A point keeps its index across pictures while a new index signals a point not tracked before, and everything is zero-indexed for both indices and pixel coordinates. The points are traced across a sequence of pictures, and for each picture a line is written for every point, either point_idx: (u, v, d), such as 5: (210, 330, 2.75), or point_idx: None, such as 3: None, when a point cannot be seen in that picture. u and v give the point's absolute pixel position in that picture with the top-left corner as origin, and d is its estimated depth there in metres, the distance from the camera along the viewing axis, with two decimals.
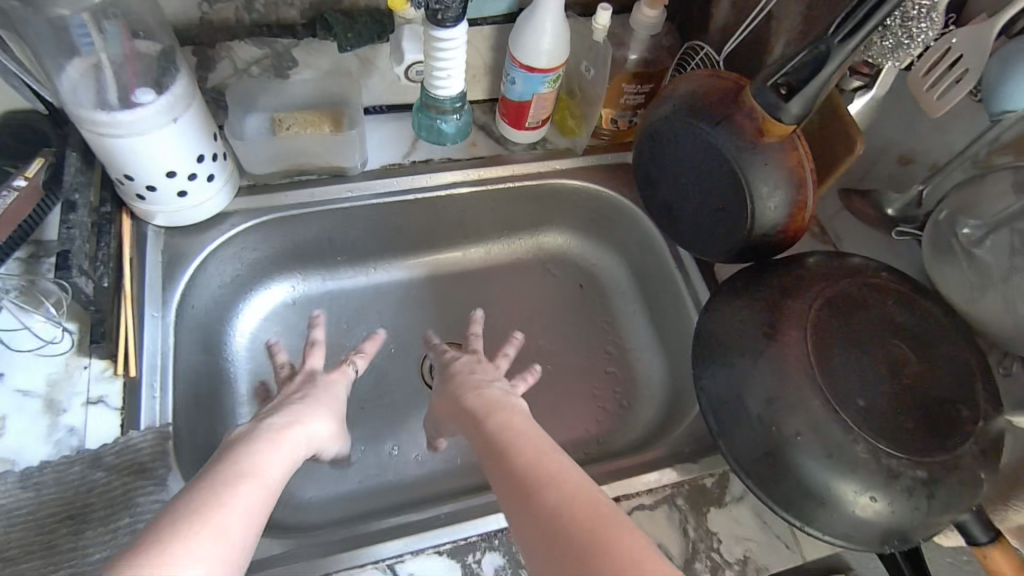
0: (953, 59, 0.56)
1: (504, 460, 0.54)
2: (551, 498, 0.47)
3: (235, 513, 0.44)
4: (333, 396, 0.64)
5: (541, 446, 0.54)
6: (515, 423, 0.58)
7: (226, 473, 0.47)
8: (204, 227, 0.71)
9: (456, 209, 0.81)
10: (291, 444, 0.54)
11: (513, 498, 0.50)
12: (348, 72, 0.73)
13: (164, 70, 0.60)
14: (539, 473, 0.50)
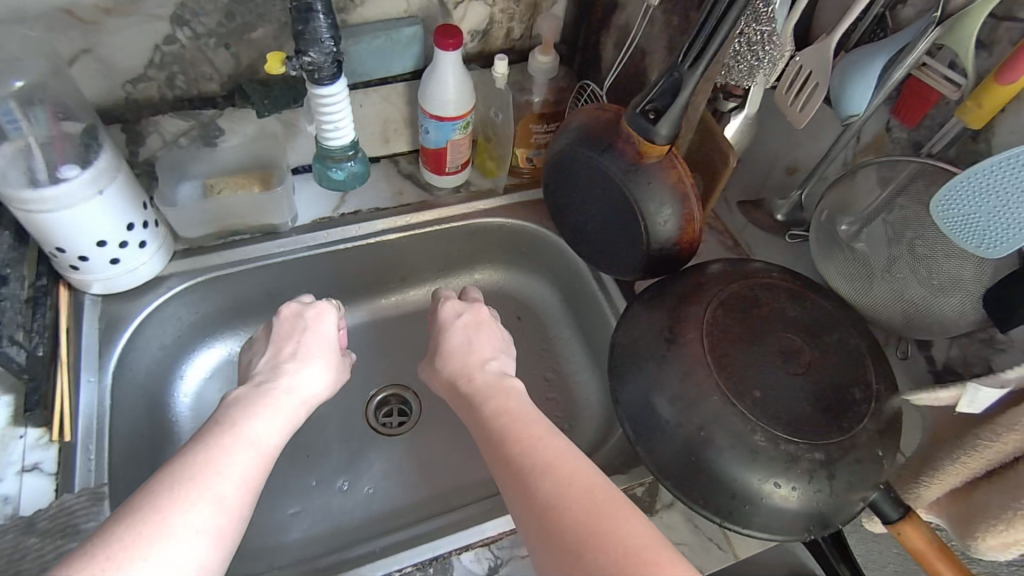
0: (806, 75, 0.62)
1: (504, 427, 0.57)
2: (548, 489, 0.50)
3: (226, 480, 0.48)
4: (320, 346, 0.65)
5: (531, 429, 0.56)
6: (511, 406, 0.60)
7: (220, 436, 0.51)
8: (141, 291, 0.74)
9: (389, 255, 0.85)
10: (285, 408, 0.57)
11: (508, 464, 0.54)
12: (273, 134, 0.79)
13: (88, 145, 0.64)
14: (535, 454, 0.53)
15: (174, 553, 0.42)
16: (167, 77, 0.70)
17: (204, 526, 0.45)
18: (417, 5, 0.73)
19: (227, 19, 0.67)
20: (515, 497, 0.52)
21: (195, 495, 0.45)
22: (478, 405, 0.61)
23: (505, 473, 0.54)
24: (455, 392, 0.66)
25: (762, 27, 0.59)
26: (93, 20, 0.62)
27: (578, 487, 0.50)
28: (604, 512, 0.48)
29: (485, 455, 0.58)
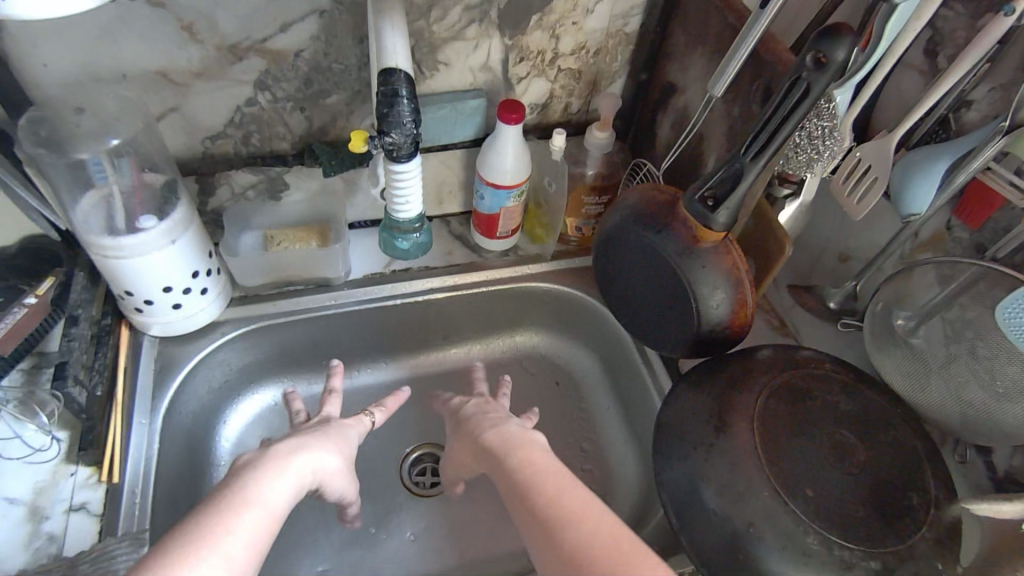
0: (864, 170, 0.63)
1: (536, 496, 0.55)
2: (575, 534, 0.50)
3: (230, 547, 0.48)
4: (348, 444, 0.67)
5: (559, 482, 0.56)
6: (535, 457, 0.60)
7: (230, 501, 0.51)
8: (197, 336, 0.76)
9: (433, 314, 0.86)
10: (294, 471, 0.58)
11: (543, 531, 0.52)
12: (335, 192, 0.82)
13: (167, 199, 0.68)
14: (577, 526, 0.51)
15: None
16: (244, 135, 0.73)
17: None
18: (483, 79, 0.76)
19: (305, 86, 0.71)
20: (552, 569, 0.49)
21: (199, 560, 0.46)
22: (505, 462, 0.61)
23: (539, 543, 0.52)
24: (484, 455, 0.65)
25: (824, 122, 0.61)
26: (184, 82, 0.66)
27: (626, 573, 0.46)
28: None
29: (511, 508, 0.57)
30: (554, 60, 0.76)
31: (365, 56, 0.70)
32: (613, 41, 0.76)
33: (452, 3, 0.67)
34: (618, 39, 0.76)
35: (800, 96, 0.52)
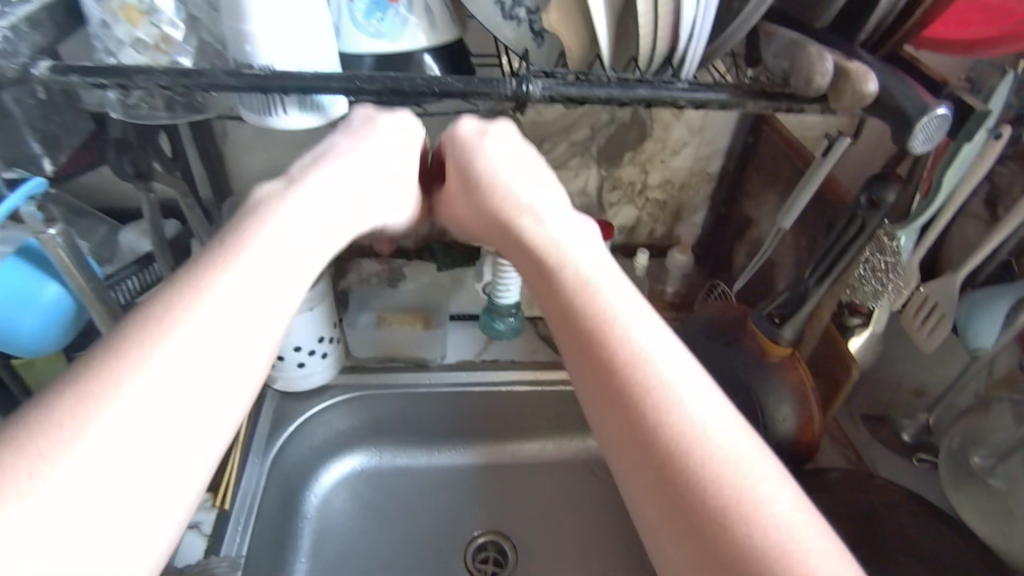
0: (931, 305, 0.67)
1: (607, 339, 0.39)
2: (670, 430, 0.35)
3: (228, 333, 0.36)
4: (367, 157, 0.52)
5: (652, 339, 0.39)
6: (598, 280, 0.42)
7: (199, 269, 0.38)
8: (311, 396, 0.88)
9: (513, 404, 0.93)
10: (303, 223, 0.44)
11: (614, 397, 0.37)
12: (442, 286, 0.95)
13: (313, 273, 0.82)
14: (666, 399, 0.36)
15: (178, 419, 0.32)
16: (378, 231, 0.90)
17: (205, 400, 0.34)
18: (579, 202, 0.89)
19: None
20: (614, 442, 0.37)
21: (184, 347, 0.34)
22: (562, 279, 0.43)
23: (600, 409, 0.38)
24: (535, 262, 0.46)
25: (886, 257, 0.66)
26: None
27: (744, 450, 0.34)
28: (761, 504, 0.32)
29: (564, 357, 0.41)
30: (643, 191, 0.88)
31: None
32: (697, 178, 0.87)
33: (560, 140, 0.81)
34: (701, 176, 0.88)
35: (856, 230, 0.59)
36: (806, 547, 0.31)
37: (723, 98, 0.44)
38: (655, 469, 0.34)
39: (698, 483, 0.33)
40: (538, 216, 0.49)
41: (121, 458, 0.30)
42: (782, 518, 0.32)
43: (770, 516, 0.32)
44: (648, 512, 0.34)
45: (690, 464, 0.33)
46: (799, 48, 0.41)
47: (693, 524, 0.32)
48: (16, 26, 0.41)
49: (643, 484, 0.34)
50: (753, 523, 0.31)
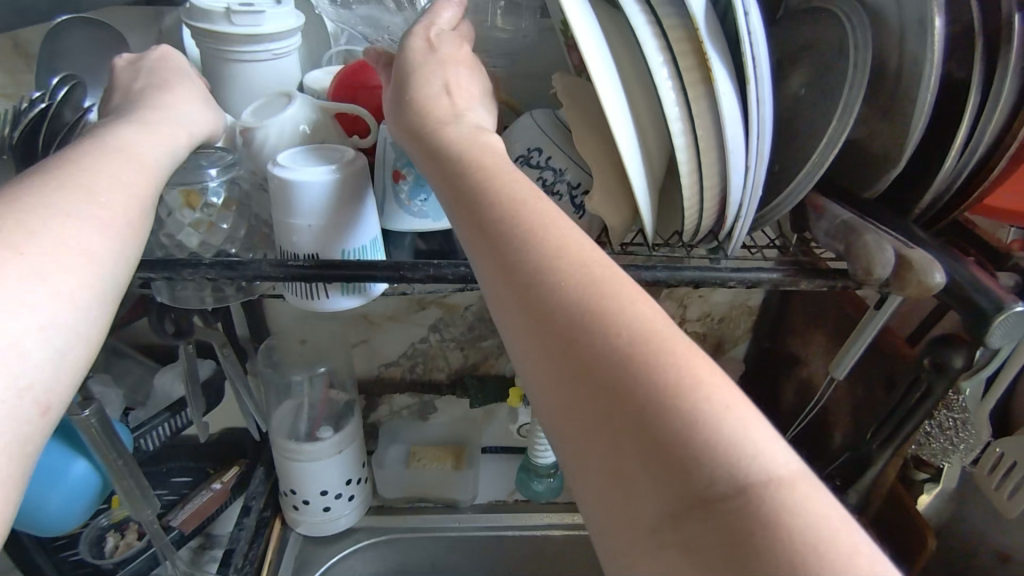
0: (1010, 463, 0.62)
1: (531, 263, 0.30)
2: (689, 432, 0.24)
3: (57, 256, 0.31)
4: (184, 106, 0.44)
5: (610, 302, 0.28)
6: (549, 231, 0.32)
7: (47, 181, 0.34)
8: (336, 539, 0.83)
9: (550, 551, 0.86)
10: (142, 144, 0.39)
11: (544, 336, 0.28)
12: (474, 420, 0.91)
13: (342, 414, 0.80)
14: (615, 328, 0.27)
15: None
16: (411, 364, 0.89)
17: (29, 320, 0.29)
18: None
19: (468, 330, 0.86)
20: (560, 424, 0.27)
21: (0, 270, 0.29)
22: (478, 196, 0.34)
23: (520, 357, 0.30)
24: (450, 179, 0.36)
25: (954, 413, 0.61)
26: (378, 322, 0.85)
27: (713, 389, 0.25)
28: (746, 466, 0.23)
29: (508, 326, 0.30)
30: (681, 324, 0.86)
31: None
32: (737, 312, 0.86)
33: None
34: (741, 310, 0.86)
35: (920, 394, 0.55)
36: (816, 513, 0.23)
37: (777, 278, 0.42)
38: (596, 434, 0.26)
39: (660, 440, 0.24)
40: (465, 130, 0.39)
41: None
42: (777, 478, 0.23)
43: (754, 474, 0.23)
44: (590, 482, 0.26)
45: (648, 415, 0.24)
46: (855, 234, 0.39)
47: (660, 500, 0.24)
48: None
49: (584, 452, 0.26)
50: (737, 490, 0.23)
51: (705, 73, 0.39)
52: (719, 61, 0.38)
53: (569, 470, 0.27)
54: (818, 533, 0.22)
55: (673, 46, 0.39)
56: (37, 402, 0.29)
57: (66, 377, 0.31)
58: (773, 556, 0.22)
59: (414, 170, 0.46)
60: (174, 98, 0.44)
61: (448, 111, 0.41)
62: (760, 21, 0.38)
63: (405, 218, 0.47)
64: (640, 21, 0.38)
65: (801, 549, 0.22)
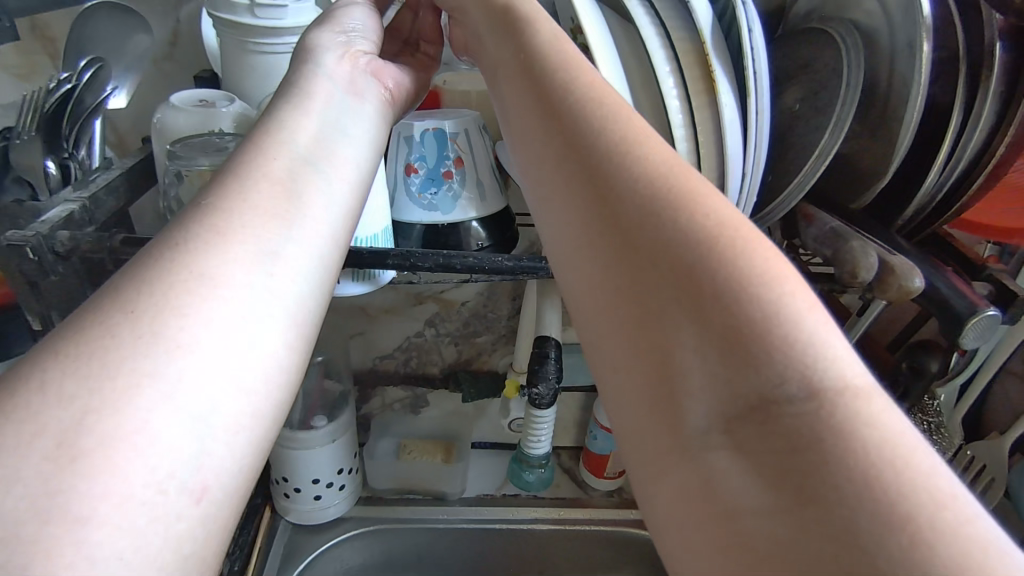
0: (980, 467, 0.68)
1: (601, 151, 0.29)
2: (754, 317, 0.22)
3: (233, 318, 0.28)
4: (348, 131, 0.40)
5: (681, 194, 0.27)
6: (621, 122, 0.30)
7: (224, 215, 0.31)
8: (324, 529, 0.84)
9: (535, 547, 0.87)
10: (313, 187, 0.35)
11: (597, 229, 0.28)
12: (466, 415, 0.93)
13: (336, 404, 0.81)
14: (687, 217, 0.26)
15: (225, 380, 0.27)
16: (406, 358, 0.91)
17: (211, 385, 0.27)
18: None
19: (463, 327, 0.88)
20: (602, 318, 0.27)
21: (181, 332, 0.27)
22: (545, 89, 0.34)
23: (570, 250, 0.30)
24: (523, 76, 0.36)
25: (928, 419, 0.64)
26: (376, 316, 0.86)
27: (794, 285, 0.23)
28: (820, 369, 0.21)
29: (563, 219, 0.30)
30: None
31: (515, 309, 0.86)
32: None
33: None
34: None
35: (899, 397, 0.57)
36: (881, 429, 0.20)
37: None
38: (641, 321, 0.25)
39: (728, 329, 0.23)
40: (548, 27, 0.38)
41: (169, 425, 0.25)
42: (853, 387, 0.21)
43: (830, 381, 0.21)
44: (638, 376, 0.25)
45: (705, 297, 0.23)
46: (843, 240, 0.42)
47: (718, 401, 0.23)
48: (96, 197, 0.44)
49: (636, 342, 0.25)
50: (808, 392, 0.21)
51: (708, 84, 0.41)
52: (723, 75, 0.41)
53: (614, 363, 0.26)
54: (893, 452, 0.20)
55: (679, 58, 0.42)
56: (204, 488, 0.25)
57: (254, 455, 0.28)
58: (843, 465, 0.20)
59: (427, 165, 0.49)
60: (339, 114, 0.41)
61: (529, 7, 0.40)
62: (761, 37, 0.41)
63: (412, 208, 0.49)
64: (650, 33, 0.42)
65: (877, 467, 0.20)
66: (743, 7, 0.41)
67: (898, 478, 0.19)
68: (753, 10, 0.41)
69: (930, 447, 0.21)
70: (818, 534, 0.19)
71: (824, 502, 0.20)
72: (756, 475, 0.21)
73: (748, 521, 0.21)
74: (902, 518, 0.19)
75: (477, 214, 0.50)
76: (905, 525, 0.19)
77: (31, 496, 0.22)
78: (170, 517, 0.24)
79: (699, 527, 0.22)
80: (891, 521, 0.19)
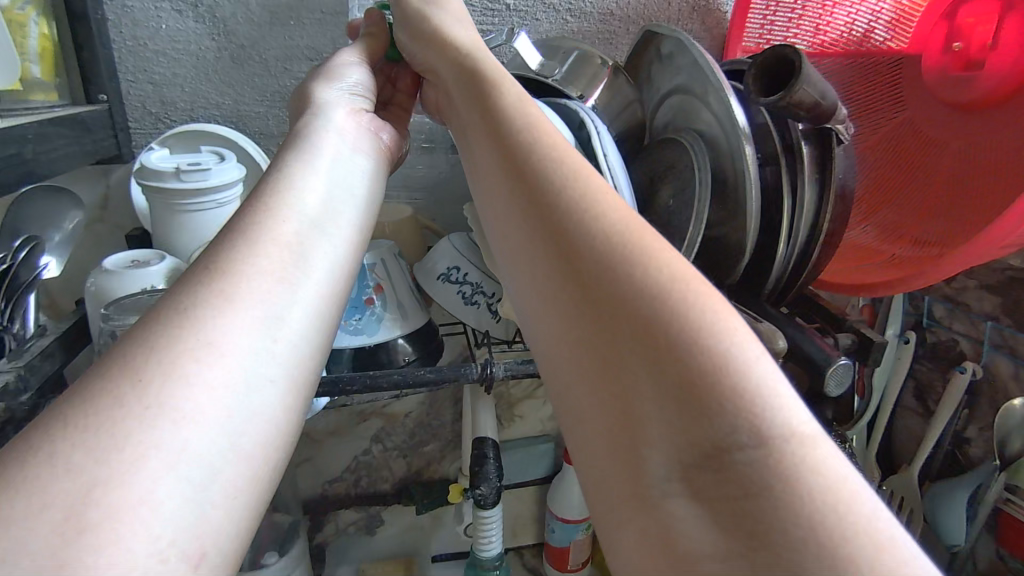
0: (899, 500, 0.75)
1: (563, 206, 0.32)
2: (702, 375, 0.25)
3: (233, 382, 0.30)
4: (344, 195, 0.43)
5: (640, 249, 0.29)
6: (582, 177, 0.33)
7: (228, 281, 0.32)
8: None
9: None
10: (308, 249, 0.37)
11: (559, 284, 0.30)
12: (424, 527, 0.93)
13: (287, 537, 0.80)
14: (641, 272, 0.28)
15: (225, 444, 0.28)
16: (355, 478, 0.90)
17: (211, 452, 0.28)
18: (551, 427, 0.93)
19: (409, 437, 0.89)
20: (566, 371, 0.30)
21: (183, 401, 0.28)
22: (512, 144, 0.36)
23: (538, 306, 0.32)
24: (489, 137, 0.38)
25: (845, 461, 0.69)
26: (321, 439, 0.86)
27: (743, 338, 0.26)
28: (768, 418, 0.24)
29: (532, 272, 0.33)
30: None
31: (457, 413, 0.89)
32: None
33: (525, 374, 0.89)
34: None
35: None
36: (821, 469, 0.23)
37: None
38: (601, 374, 0.28)
39: (682, 382, 0.25)
40: (515, 90, 0.41)
41: (172, 493, 0.26)
42: (797, 434, 0.24)
43: (779, 428, 0.24)
44: (604, 428, 0.27)
45: (660, 356, 0.26)
46: None
47: (675, 448, 0.25)
48: (31, 364, 0.46)
49: (601, 391, 0.28)
50: (758, 440, 0.24)
51: None
52: None
53: (583, 409, 0.29)
54: (829, 495, 0.23)
55: None
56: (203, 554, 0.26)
57: (248, 517, 0.29)
58: (788, 509, 0.22)
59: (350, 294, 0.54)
60: (338, 176, 0.44)
61: (503, 75, 0.43)
62: (615, 159, 0.50)
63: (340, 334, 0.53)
64: None
65: (820, 511, 0.22)
66: (599, 136, 0.50)
67: (840, 518, 0.22)
68: (607, 138, 0.50)
69: (866, 485, 0.24)
70: (764, 575, 0.22)
71: (768, 544, 0.22)
72: (711, 519, 0.24)
73: (702, 563, 0.23)
74: (835, 555, 0.21)
75: (402, 331, 0.55)
76: (848, 566, 0.21)
77: (40, 569, 0.22)
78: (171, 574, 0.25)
79: (659, 569, 0.24)
80: (831, 559, 0.21)
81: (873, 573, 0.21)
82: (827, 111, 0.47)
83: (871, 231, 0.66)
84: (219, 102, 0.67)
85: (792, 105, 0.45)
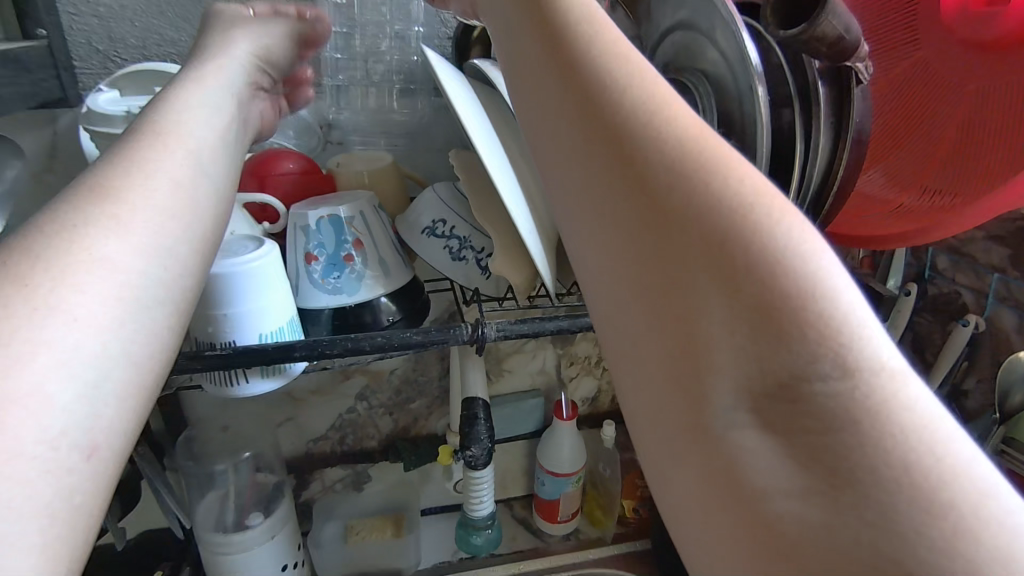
0: None
1: (625, 111, 0.28)
2: (787, 299, 0.23)
3: (108, 307, 0.29)
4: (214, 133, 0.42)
5: (714, 160, 0.26)
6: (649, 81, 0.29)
7: (100, 205, 0.32)
8: None
9: None
10: (184, 183, 0.37)
11: (619, 198, 0.28)
12: (412, 482, 0.92)
13: (271, 497, 0.78)
14: (719, 184, 0.25)
15: (103, 366, 0.28)
16: (340, 436, 0.87)
17: (91, 374, 0.28)
18: (540, 381, 0.92)
19: (395, 394, 0.87)
20: (618, 293, 0.28)
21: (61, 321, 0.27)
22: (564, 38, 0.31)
23: (585, 223, 0.30)
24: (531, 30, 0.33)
25: None
26: (302, 398, 0.83)
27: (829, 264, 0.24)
28: (854, 349, 0.23)
29: (581, 184, 0.30)
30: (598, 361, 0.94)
31: (444, 369, 0.87)
32: None
33: None
34: None
35: None
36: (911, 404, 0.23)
37: None
38: (660, 298, 0.26)
39: (759, 306, 0.24)
40: None
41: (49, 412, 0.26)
42: (885, 367, 0.23)
43: (863, 359, 0.23)
44: (662, 353, 0.26)
45: (736, 280, 0.24)
46: None
47: (745, 377, 0.24)
48: None
49: (661, 316, 0.26)
50: (841, 371, 0.23)
51: None
52: None
53: (636, 333, 0.27)
54: (923, 432, 0.22)
55: None
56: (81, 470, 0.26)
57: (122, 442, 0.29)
58: (875, 447, 0.22)
59: (327, 251, 0.49)
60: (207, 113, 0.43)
61: None
62: None
63: (318, 294, 0.49)
64: None
65: (913, 451, 0.22)
66: None
67: (933, 461, 0.22)
68: None
69: (955, 418, 0.23)
70: (847, 512, 0.22)
71: (849, 483, 0.22)
72: (784, 453, 0.24)
73: (773, 497, 0.24)
74: (923, 491, 0.21)
75: (386, 289, 0.51)
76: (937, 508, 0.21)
77: None
78: (64, 472, 0.26)
79: (720, 499, 0.25)
80: (918, 501, 0.21)
81: (949, 515, 0.21)
82: (849, 48, 0.42)
83: (879, 178, 0.62)
84: (175, 39, 0.60)
85: (813, 41, 0.41)
